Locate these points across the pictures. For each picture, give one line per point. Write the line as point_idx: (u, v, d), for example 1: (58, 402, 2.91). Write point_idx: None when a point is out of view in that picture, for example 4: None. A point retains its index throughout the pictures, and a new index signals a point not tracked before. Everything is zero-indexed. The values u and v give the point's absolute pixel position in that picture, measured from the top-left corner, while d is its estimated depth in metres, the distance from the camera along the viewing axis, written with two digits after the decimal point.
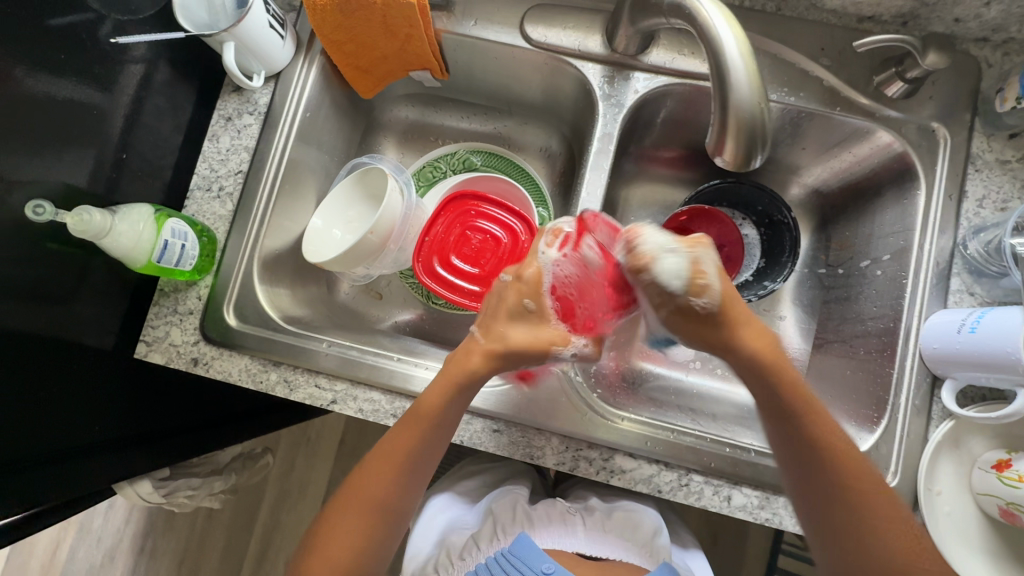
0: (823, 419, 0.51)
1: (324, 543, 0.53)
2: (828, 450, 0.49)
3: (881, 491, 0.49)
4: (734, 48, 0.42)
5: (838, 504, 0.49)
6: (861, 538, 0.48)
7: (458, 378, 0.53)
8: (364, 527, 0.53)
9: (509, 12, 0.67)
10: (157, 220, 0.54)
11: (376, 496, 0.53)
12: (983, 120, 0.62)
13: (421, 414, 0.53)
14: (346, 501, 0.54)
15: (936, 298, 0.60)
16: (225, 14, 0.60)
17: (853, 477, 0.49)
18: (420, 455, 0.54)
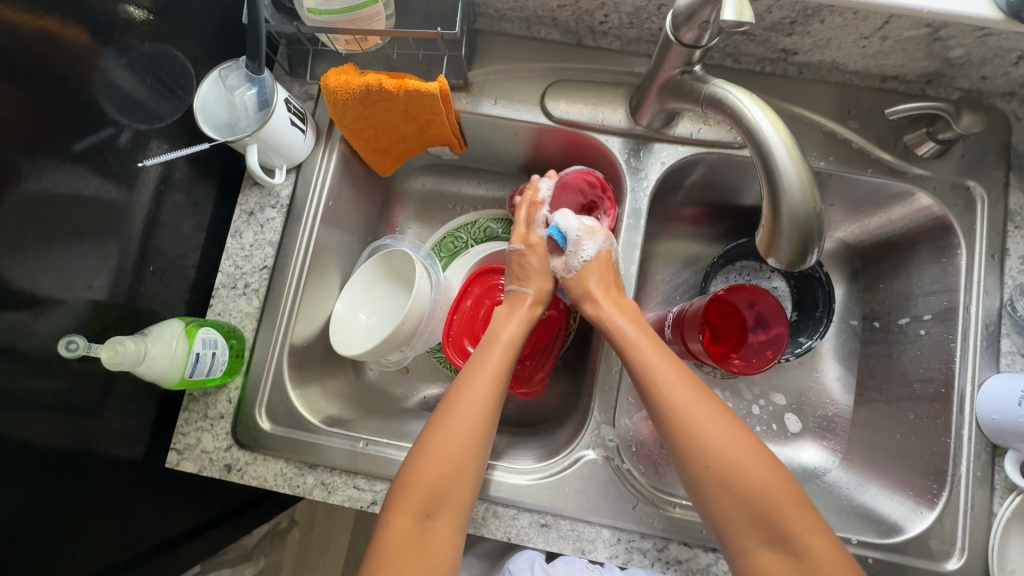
0: (684, 385, 0.50)
1: (417, 459, 0.49)
2: (687, 414, 0.48)
3: (756, 457, 0.46)
4: (785, 152, 0.41)
5: (695, 465, 0.47)
6: (731, 506, 0.46)
7: (528, 306, 0.60)
8: (473, 433, 0.51)
9: (529, 89, 0.66)
10: (189, 334, 0.53)
11: (477, 405, 0.52)
12: (1018, 175, 0.61)
13: (501, 331, 0.58)
14: (441, 414, 0.52)
15: (987, 362, 0.58)
16: (247, 115, 0.58)
17: (709, 440, 0.47)
18: (506, 374, 0.55)
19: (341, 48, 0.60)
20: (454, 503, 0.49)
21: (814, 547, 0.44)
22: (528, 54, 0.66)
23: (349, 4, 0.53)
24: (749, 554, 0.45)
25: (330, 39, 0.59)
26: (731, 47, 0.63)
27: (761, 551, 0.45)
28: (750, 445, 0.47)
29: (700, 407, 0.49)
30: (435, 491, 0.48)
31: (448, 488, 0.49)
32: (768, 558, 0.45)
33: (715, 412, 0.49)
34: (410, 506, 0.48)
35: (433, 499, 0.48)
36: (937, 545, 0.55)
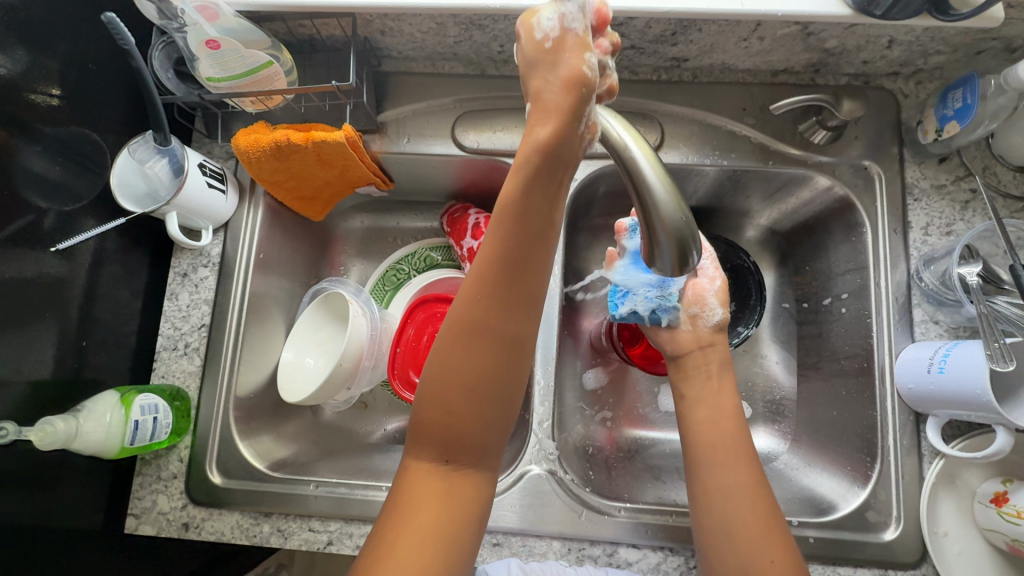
0: (720, 412, 0.52)
1: (427, 411, 0.42)
2: (707, 435, 0.51)
3: (756, 495, 0.47)
4: (650, 166, 0.42)
5: (701, 479, 0.49)
6: (713, 523, 0.48)
7: (553, 180, 0.40)
8: (481, 383, 0.40)
9: (440, 123, 0.69)
10: (126, 403, 0.54)
11: (493, 342, 0.40)
12: (912, 150, 0.63)
13: (507, 219, 0.40)
14: (448, 361, 0.41)
15: (902, 333, 0.60)
16: (164, 184, 0.60)
17: (721, 461, 0.49)
18: (483, 332, 0.40)
19: (249, 108, 0.63)
20: (477, 453, 0.42)
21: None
22: (436, 89, 0.69)
23: (246, 68, 0.55)
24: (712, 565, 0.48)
25: (237, 101, 0.61)
26: (625, 61, 0.66)
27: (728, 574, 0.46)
28: (756, 483, 0.48)
29: (725, 434, 0.51)
30: (458, 449, 0.42)
31: (465, 437, 0.41)
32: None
33: (737, 445, 0.50)
34: (426, 454, 0.42)
35: (457, 453, 0.42)
36: (875, 516, 0.57)
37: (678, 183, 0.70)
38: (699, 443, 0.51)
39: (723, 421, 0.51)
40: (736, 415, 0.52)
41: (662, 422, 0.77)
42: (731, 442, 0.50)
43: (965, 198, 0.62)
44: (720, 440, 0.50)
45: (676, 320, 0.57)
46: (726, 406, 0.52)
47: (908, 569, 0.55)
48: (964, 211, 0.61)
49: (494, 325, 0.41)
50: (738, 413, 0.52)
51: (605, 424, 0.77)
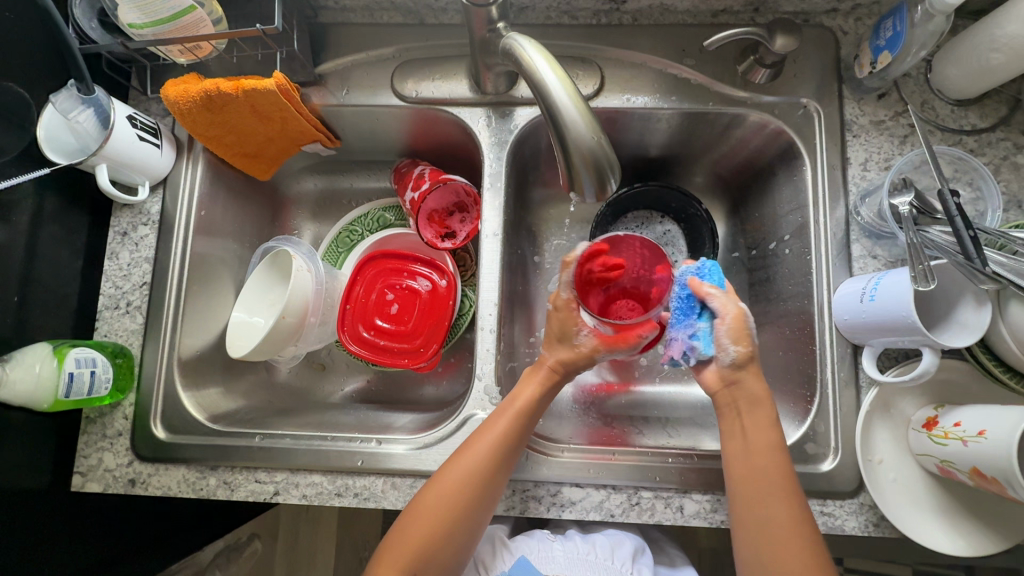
0: (762, 451, 0.50)
1: (403, 530, 0.52)
2: (745, 475, 0.50)
3: (798, 542, 0.47)
4: (564, 92, 0.43)
5: (742, 524, 0.49)
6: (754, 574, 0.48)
7: (523, 433, 0.55)
8: (452, 507, 0.52)
9: (379, 75, 0.68)
10: (58, 356, 0.55)
11: (467, 480, 0.53)
12: (851, 86, 0.63)
13: (488, 445, 0.54)
14: (433, 483, 0.54)
15: (841, 268, 0.60)
16: (92, 137, 0.59)
17: (761, 502, 0.48)
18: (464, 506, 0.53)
19: (179, 59, 0.62)
20: (439, 566, 0.52)
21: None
22: (374, 40, 0.68)
23: (170, 13, 0.54)
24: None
25: (164, 51, 0.60)
26: (564, 5, 0.65)
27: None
28: (801, 528, 0.47)
29: (767, 475, 0.49)
30: (424, 560, 0.51)
31: (431, 551, 0.51)
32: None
33: (780, 487, 0.49)
34: (394, 561, 0.51)
35: (424, 565, 0.51)
36: (814, 448, 0.58)
37: (624, 131, 0.70)
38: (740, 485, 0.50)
39: (767, 463, 0.50)
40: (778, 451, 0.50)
41: (617, 372, 0.78)
42: (776, 484, 0.49)
43: (903, 133, 0.62)
44: (758, 480, 0.49)
45: (705, 354, 0.54)
46: (763, 442, 0.50)
47: (846, 498, 0.56)
48: (902, 146, 0.61)
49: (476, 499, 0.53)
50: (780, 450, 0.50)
51: (565, 377, 0.77)
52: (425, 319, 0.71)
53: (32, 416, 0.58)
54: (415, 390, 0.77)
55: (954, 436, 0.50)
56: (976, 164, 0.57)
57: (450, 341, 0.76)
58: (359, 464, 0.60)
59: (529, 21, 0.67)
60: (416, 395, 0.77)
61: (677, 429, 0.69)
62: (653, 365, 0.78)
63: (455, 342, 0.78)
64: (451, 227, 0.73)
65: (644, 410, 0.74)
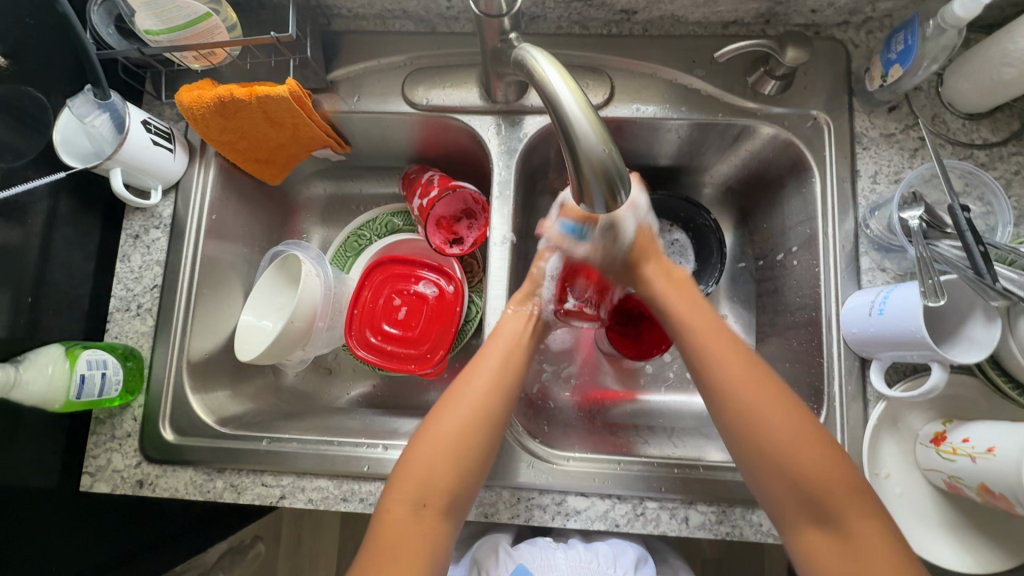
0: (726, 347, 0.52)
1: (409, 466, 0.50)
2: (717, 369, 0.51)
3: (807, 440, 0.47)
4: (574, 103, 0.42)
5: (740, 433, 0.49)
6: (781, 486, 0.47)
7: (518, 364, 0.56)
8: (462, 437, 0.51)
9: (390, 82, 0.68)
10: (70, 358, 0.55)
11: (471, 407, 0.52)
12: (861, 99, 0.63)
13: (483, 379, 0.54)
14: (436, 416, 0.53)
15: (849, 280, 0.60)
16: (107, 141, 0.60)
17: (751, 403, 0.49)
18: (468, 422, 0.51)
19: (194, 65, 0.62)
20: (450, 498, 0.49)
21: (863, 537, 0.44)
22: (387, 47, 0.68)
23: (185, 20, 0.55)
24: (796, 532, 0.47)
25: (179, 56, 0.61)
26: (575, 15, 0.66)
27: (807, 528, 0.46)
28: (799, 419, 0.48)
29: (737, 366, 0.50)
30: (437, 493, 0.49)
31: (441, 483, 0.49)
32: (815, 536, 0.46)
33: (764, 382, 0.49)
34: (404, 497, 0.49)
35: (436, 497, 0.49)
36: None
37: (634, 140, 0.70)
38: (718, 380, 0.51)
39: (728, 353, 0.51)
40: (728, 338, 0.53)
41: (623, 379, 0.78)
42: (754, 381, 0.50)
43: (913, 146, 0.61)
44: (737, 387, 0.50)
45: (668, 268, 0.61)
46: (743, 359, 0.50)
47: None
48: (912, 159, 0.61)
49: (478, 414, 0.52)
50: (736, 344, 0.52)
51: (571, 385, 0.77)
52: (432, 324, 0.71)
53: (43, 416, 0.58)
54: (421, 395, 0.77)
55: (963, 452, 0.49)
56: (987, 178, 0.56)
57: (456, 347, 0.76)
58: (365, 469, 0.60)
59: (540, 30, 0.68)
60: (421, 400, 0.77)
61: (683, 439, 0.69)
62: (659, 374, 0.78)
63: (461, 348, 0.78)
64: (458, 232, 0.74)
65: (649, 419, 0.74)
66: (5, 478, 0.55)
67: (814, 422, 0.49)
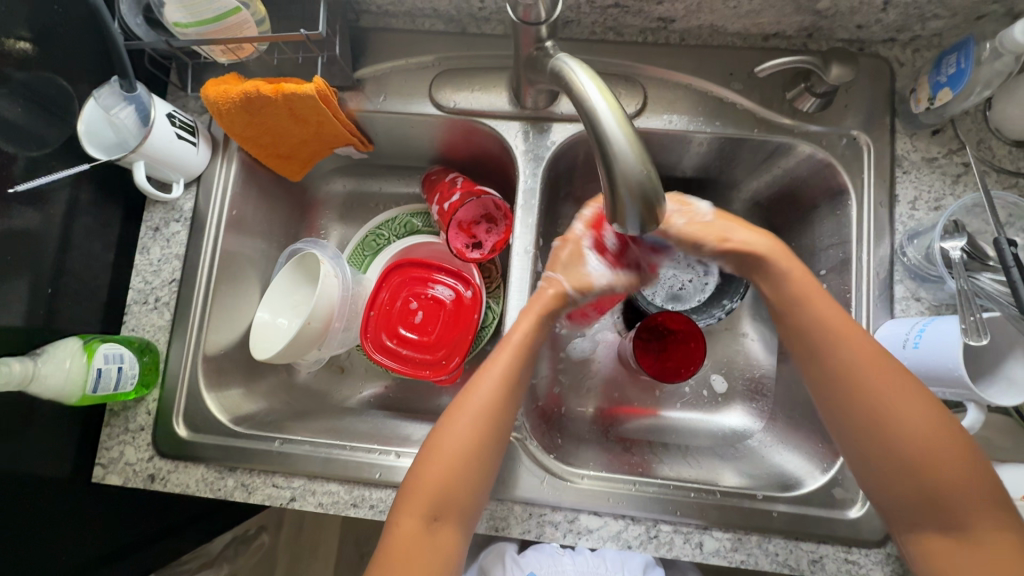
0: (868, 364, 0.49)
1: (418, 481, 0.50)
2: (846, 358, 0.50)
3: (943, 449, 0.45)
4: (612, 118, 0.40)
5: (867, 448, 0.48)
6: (907, 496, 0.47)
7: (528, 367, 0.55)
8: (476, 438, 0.51)
9: (417, 82, 0.67)
10: (88, 351, 0.55)
11: (478, 421, 0.51)
12: (904, 120, 0.61)
13: (488, 388, 0.52)
14: (443, 428, 0.52)
15: (882, 309, 0.58)
16: (131, 133, 0.59)
17: (893, 408, 0.47)
18: (478, 428, 0.51)
19: (220, 58, 0.62)
20: (460, 512, 0.50)
21: (994, 543, 0.43)
22: (415, 47, 0.67)
23: (214, 14, 0.54)
24: (916, 535, 0.47)
25: (207, 50, 0.60)
26: (610, 21, 0.64)
27: (930, 534, 0.46)
28: (935, 419, 0.46)
29: (865, 352, 0.49)
30: (446, 507, 0.49)
31: (452, 487, 0.49)
32: (937, 542, 0.45)
33: (911, 389, 0.48)
34: (414, 511, 0.49)
35: (445, 511, 0.49)
36: (841, 493, 0.57)
37: (663, 152, 0.68)
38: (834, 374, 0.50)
39: (846, 345, 0.50)
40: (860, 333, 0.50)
41: (638, 394, 0.77)
42: (894, 388, 0.48)
43: (956, 172, 0.59)
44: (884, 411, 0.47)
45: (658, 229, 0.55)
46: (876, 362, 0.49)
47: (871, 547, 0.55)
48: (955, 186, 0.59)
49: (492, 421, 0.51)
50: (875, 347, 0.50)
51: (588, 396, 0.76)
52: (449, 329, 0.70)
53: (59, 407, 0.58)
54: (433, 400, 0.77)
55: None
56: None
57: (471, 353, 0.75)
58: (376, 476, 0.60)
59: (572, 35, 0.66)
60: (433, 405, 0.76)
61: (697, 459, 0.68)
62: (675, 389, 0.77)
63: (476, 354, 0.77)
64: (480, 237, 0.72)
65: (663, 436, 0.73)
66: (20, 468, 0.55)
67: (954, 421, 0.47)
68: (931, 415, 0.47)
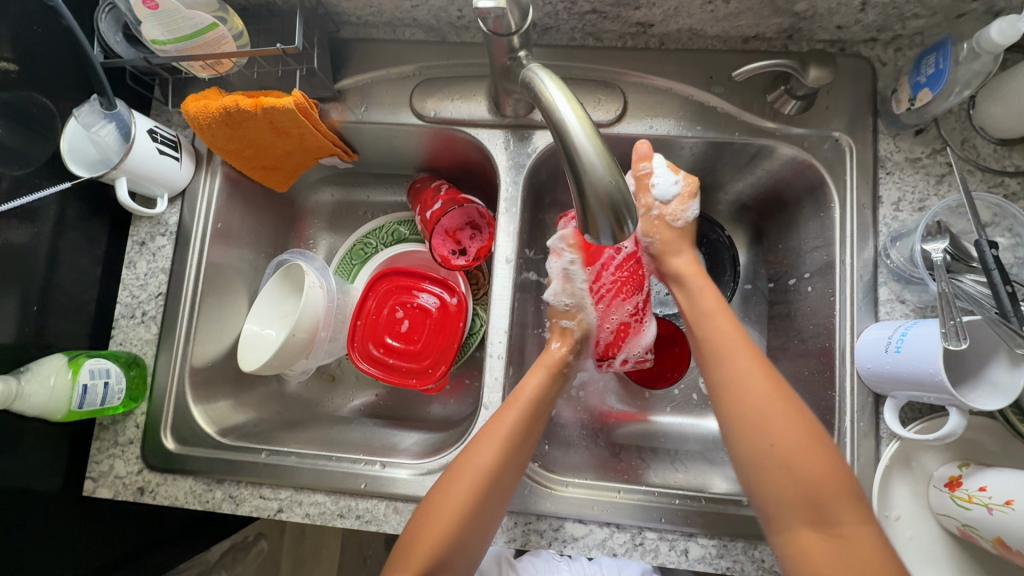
0: (751, 370, 0.50)
1: (414, 540, 0.49)
2: (734, 370, 0.51)
3: (810, 442, 0.46)
4: (580, 129, 0.40)
5: (751, 448, 0.48)
6: (776, 485, 0.46)
7: (533, 433, 0.55)
8: (476, 501, 0.50)
9: (398, 92, 0.67)
10: (73, 367, 0.56)
11: (480, 480, 0.51)
12: (886, 121, 0.60)
13: (497, 446, 0.53)
14: (445, 487, 0.52)
15: (866, 312, 0.58)
16: (114, 150, 0.60)
17: (763, 411, 0.48)
18: (483, 493, 0.51)
19: (201, 73, 0.62)
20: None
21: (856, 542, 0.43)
22: (396, 56, 0.67)
23: (192, 31, 0.54)
24: (791, 533, 0.45)
25: (187, 65, 0.60)
26: (589, 26, 0.64)
27: (803, 530, 0.45)
28: (814, 440, 0.46)
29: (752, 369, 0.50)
30: (436, 571, 0.48)
31: (446, 553, 0.49)
32: (809, 538, 0.44)
33: (779, 398, 0.48)
34: (405, 574, 0.48)
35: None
36: None
37: None
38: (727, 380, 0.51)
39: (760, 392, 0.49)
40: (767, 375, 0.50)
41: (629, 399, 0.77)
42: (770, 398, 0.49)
43: (941, 172, 0.59)
44: (754, 403, 0.48)
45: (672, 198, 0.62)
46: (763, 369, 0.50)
47: None
48: (939, 186, 0.58)
49: (496, 487, 0.52)
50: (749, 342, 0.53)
51: (577, 402, 0.76)
52: (435, 337, 0.70)
53: (48, 422, 0.59)
54: (423, 408, 0.77)
55: (979, 501, 0.47)
56: (1016, 210, 0.53)
57: (458, 361, 0.75)
58: (362, 487, 0.60)
59: (552, 42, 0.66)
60: (423, 413, 0.76)
61: (686, 464, 0.68)
62: (664, 393, 0.76)
63: (464, 361, 0.78)
64: (464, 244, 0.72)
65: (653, 441, 0.73)
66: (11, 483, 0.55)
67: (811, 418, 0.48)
68: (800, 422, 0.47)
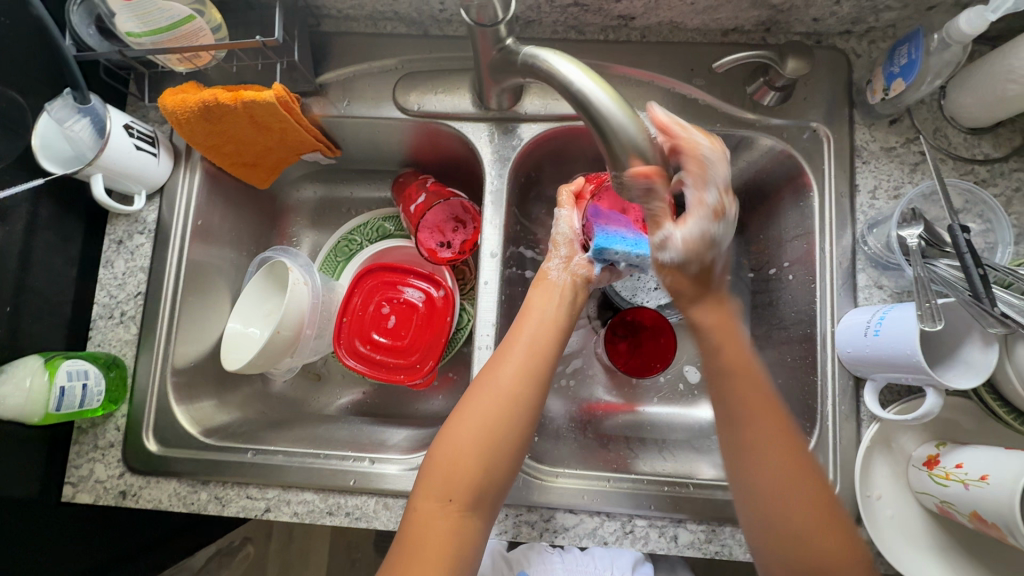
0: (775, 436, 0.47)
1: (436, 463, 0.50)
2: (756, 457, 0.47)
3: (824, 522, 0.45)
4: (600, 88, 0.42)
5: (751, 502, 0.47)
6: (767, 498, 0.46)
7: (551, 345, 0.55)
8: (497, 420, 0.51)
9: (381, 86, 0.67)
10: (50, 369, 0.55)
11: (499, 398, 0.51)
12: (862, 111, 0.62)
13: (514, 364, 0.53)
14: (462, 408, 0.52)
15: (845, 298, 0.59)
16: (87, 145, 0.58)
17: (781, 481, 0.46)
18: (504, 412, 0.51)
19: (178, 67, 0.61)
20: (477, 494, 0.49)
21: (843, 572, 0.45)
22: (378, 50, 0.67)
23: (168, 23, 0.53)
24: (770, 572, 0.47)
25: (163, 58, 0.59)
26: (571, 20, 0.64)
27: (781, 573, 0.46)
28: (816, 494, 0.46)
29: (778, 445, 0.47)
30: (463, 488, 0.49)
31: (467, 473, 0.49)
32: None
33: (796, 462, 0.47)
34: (431, 494, 0.49)
35: (462, 494, 0.48)
36: None
37: None
38: (744, 462, 0.48)
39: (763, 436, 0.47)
40: (776, 417, 0.48)
41: (618, 391, 0.77)
42: (783, 460, 0.47)
43: (914, 160, 0.60)
44: (764, 459, 0.47)
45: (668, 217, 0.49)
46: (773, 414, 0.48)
47: None
48: (913, 174, 0.60)
49: (520, 403, 0.51)
50: (778, 411, 0.48)
51: (566, 394, 0.76)
52: (421, 332, 0.70)
53: (23, 426, 0.57)
54: (412, 404, 0.76)
55: (956, 477, 0.49)
56: (987, 196, 0.54)
57: (445, 356, 0.75)
58: (351, 483, 0.59)
59: (535, 35, 0.66)
60: (412, 409, 0.76)
61: (674, 454, 0.68)
62: (651, 384, 0.77)
63: (451, 357, 0.77)
64: (449, 237, 0.72)
65: (641, 432, 0.73)
66: None
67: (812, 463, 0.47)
68: (810, 489, 0.46)
